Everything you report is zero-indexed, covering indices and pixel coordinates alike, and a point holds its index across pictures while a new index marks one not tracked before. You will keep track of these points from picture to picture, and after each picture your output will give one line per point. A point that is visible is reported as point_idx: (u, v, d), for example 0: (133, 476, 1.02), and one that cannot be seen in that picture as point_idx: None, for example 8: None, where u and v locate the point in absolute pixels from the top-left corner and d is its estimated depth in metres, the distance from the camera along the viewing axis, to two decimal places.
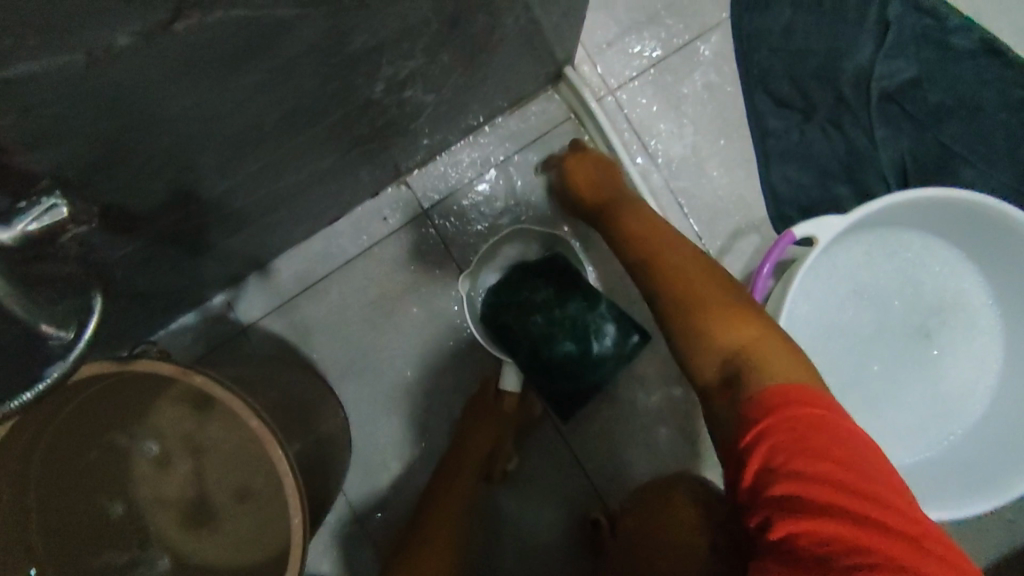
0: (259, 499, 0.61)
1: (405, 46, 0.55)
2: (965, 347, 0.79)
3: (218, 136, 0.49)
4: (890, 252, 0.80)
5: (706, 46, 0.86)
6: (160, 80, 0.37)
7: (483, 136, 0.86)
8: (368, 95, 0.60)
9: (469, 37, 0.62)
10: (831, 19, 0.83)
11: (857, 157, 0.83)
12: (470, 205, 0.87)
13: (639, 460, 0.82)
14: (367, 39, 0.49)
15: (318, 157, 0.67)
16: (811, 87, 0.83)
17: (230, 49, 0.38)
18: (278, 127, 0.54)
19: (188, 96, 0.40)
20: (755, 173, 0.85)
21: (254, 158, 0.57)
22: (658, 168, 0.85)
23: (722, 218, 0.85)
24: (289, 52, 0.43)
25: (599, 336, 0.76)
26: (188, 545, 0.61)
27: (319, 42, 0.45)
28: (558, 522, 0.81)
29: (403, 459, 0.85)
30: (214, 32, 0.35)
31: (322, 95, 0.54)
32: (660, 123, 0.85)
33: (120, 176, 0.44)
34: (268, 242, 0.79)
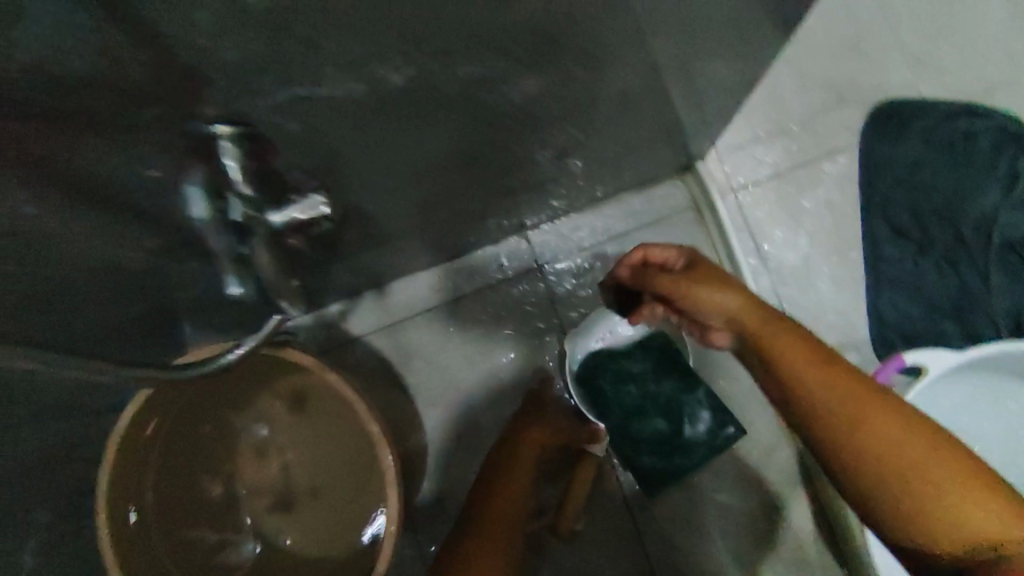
0: (344, 499, 0.71)
1: (575, 120, 0.61)
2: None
3: (406, 166, 0.56)
4: (996, 399, 0.79)
5: (832, 165, 0.90)
6: (397, 112, 0.44)
7: (606, 208, 0.92)
8: (528, 155, 0.67)
9: (626, 120, 0.68)
10: (961, 164, 0.86)
11: (969, 298, 0.84)
12: (581, 269, 0.92)
13: (701, 549, 0.82)
14: (551, 110, 0.56)
15: (466, 199, 0.74)
16: (931, 222, 0.86)
17: (455, 99, 0.45)
18: (451, 167, 0.62)
19: (407, 129, 0.48)
20: (862, 293, 0.87)
21: (420, 189, 0.65)
22: (768, 271, 0.88)
23: (824, 331, 0.86)
24: (492, 109, 0.50)
25: (693, 421, 0.78)
26: (273, 529, 0.73)
27: (516, 106, 0.52)
28: None
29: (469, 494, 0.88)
30: (453, 84, 0.42)
31: (495, 148, 0.61)
32: (775, 229, 0.89)
33: (328, 184, 0.52)
34: (394, 265, 0.86)
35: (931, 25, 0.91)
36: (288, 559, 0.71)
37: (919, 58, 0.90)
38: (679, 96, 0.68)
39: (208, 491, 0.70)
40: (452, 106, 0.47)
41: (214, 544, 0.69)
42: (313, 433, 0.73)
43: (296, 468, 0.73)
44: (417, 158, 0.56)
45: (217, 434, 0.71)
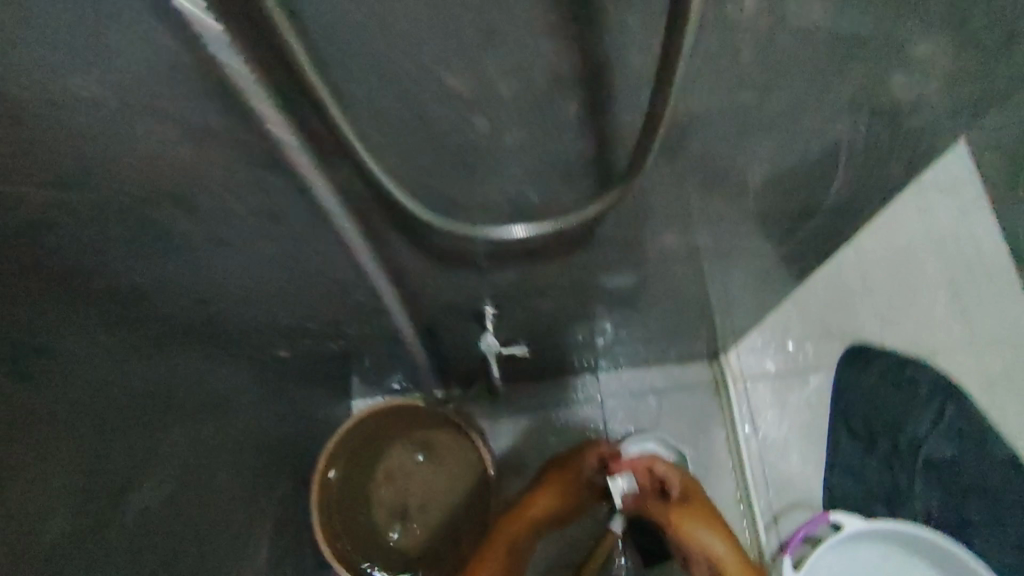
0: (438, 510, 1.16)
1: (648, 309, 1.04)
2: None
3: (545, 321, 0.99)
4: (905, 567, 1.10)
5: (813, 377, 1.27)
6: (561, 293, 0.88)
7: (652, 369, 1.31)
8: (614, 327, 1.10)
9: (678, 317, 1.10)
10: (904, 397, 1.23)
11: (898, 494, 1.18)
12: (627, 407, 1.29)
13: None
14: (635, 302, 1.00)
15: (567, 346, 1.15)
16: (878, 433, 1.22)
17: (587, 293, 0.90)
18: (568, 326, 1.04)
19: (555, 302, 0.91)
20: (821, 472, 1.22)
21: (544, 336, 1.07)
22: (757, 440, 1.24)
23: (789, 492, 1.21)
24: (602, 297, 0.93)
25: None
26: (382, 511, 1.15)
27: (618, 297, 0.95)
28: None
29: None
30: (588, 287, 0.87)
31: (597, 319, 1.03)
32: (767, 411, 1.26)
33: (506, 324, 0.95)
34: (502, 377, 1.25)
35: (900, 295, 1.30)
36: (386, 534, 1.14)
37: (888, 318, 1.29)
38: (714, 310, 1.09)
39: (357, 473, 1.14)
40: (581, 299, 0.92)
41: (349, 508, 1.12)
42: (428, 462, 1.17)
43: (426, 488, 1.16)
44: (551, 318, 0.99)
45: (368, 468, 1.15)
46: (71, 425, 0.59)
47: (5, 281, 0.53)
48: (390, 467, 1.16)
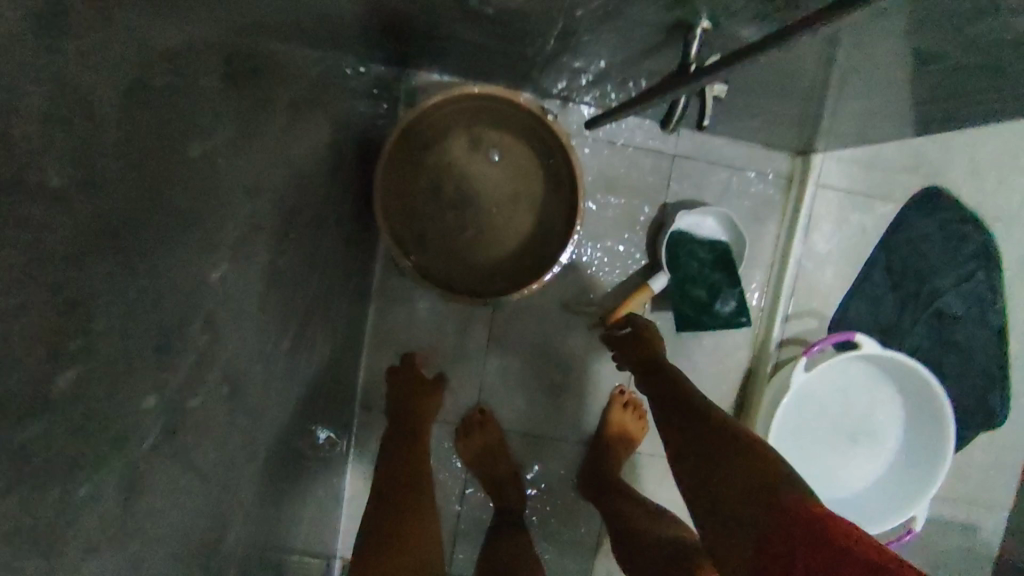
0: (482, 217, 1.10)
1: (801, 92, 0.92)
2: (891, 474, 1.26)
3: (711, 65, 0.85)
4: (877, 389, 1.25)
5: (881, 205, 1.29)
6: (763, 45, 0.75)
7: (736, 145, 1.24)
8: (750, 96, 0.98)
9: (821, 108, 0.99)
10: (944, 253, 1.29)
11: (896, 328, 1.31)
12: (696, 179, 1.24)
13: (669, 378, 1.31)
14: (804, 81, 0.87)
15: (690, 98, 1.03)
16: (907, 274, 1.30)
17: (791, 55, 0.77)
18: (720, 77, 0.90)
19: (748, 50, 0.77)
20: (843, 292, 1.30)
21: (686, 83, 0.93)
22: (802, 247, 1.28)
23: (809, 299, 1.30)
24: (793, 63, 0.80)
25: (722, 302, 1.18)
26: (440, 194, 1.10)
27: (804, 69, 0.82)
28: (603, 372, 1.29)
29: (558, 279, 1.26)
30: (803, 51, 0.74)
31: (753, 82, 0.91)
32: (825, 225, 1.28)
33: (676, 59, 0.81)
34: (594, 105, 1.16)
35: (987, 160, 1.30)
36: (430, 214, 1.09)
37: (975, 174, 1.30)
38: (860, 114, 0.99)
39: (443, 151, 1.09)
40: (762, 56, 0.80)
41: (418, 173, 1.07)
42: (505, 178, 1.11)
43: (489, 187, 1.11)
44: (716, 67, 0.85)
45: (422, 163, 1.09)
46: (225, 37, 0.46)
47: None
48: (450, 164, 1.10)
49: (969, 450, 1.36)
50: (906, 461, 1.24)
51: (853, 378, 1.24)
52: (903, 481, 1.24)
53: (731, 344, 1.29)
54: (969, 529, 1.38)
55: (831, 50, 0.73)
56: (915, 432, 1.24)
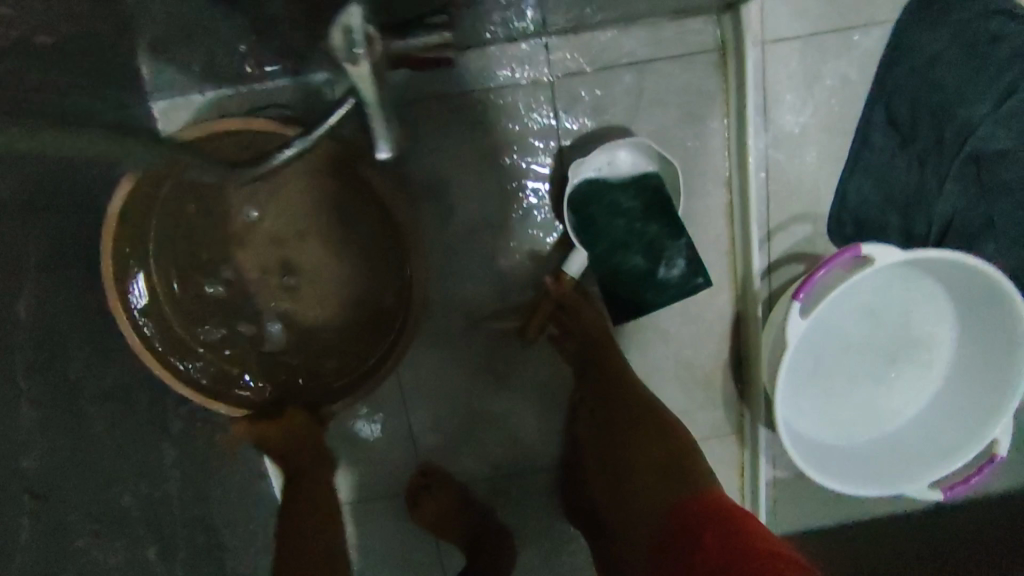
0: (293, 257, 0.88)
1: None
2: (959, 395, 0.92)
3: None
4: (906, 289, 0.93)
5: (863, 37, 0.91)
6: None
7: (633, 29, 0.86)
8: None
9: None
10: (967, 70, 0.90)
11: (921, 196, 0.95)
12: (591, 96, 0.88)
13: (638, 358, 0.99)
14: None
15: None
16: (921, 119, 0.92)
17: None
18: None
19: None
20: (837, 174, 0.95)
21: None
22: (765, 134, 0.91)
23: (793, 200, 0.94)
24: None
25: (669, 265, 0.87)
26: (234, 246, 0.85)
27: None
28: (551, 381, 0.99)
29: (456, 288, 0.94)
30: None
31: None
32: (788, 94, 0.90)
33: None
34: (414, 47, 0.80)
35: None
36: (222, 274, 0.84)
37: None
38: None
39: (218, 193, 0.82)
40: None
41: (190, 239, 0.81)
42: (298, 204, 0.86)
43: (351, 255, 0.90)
44: None
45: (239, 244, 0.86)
46: None
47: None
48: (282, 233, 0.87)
49: None
50: (970, 370, 0.92)
51: (881, 285, 0.92)
52: (968, 396, 0.91)
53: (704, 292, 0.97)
54: None
55: None
56: (974, 331, 0.91)
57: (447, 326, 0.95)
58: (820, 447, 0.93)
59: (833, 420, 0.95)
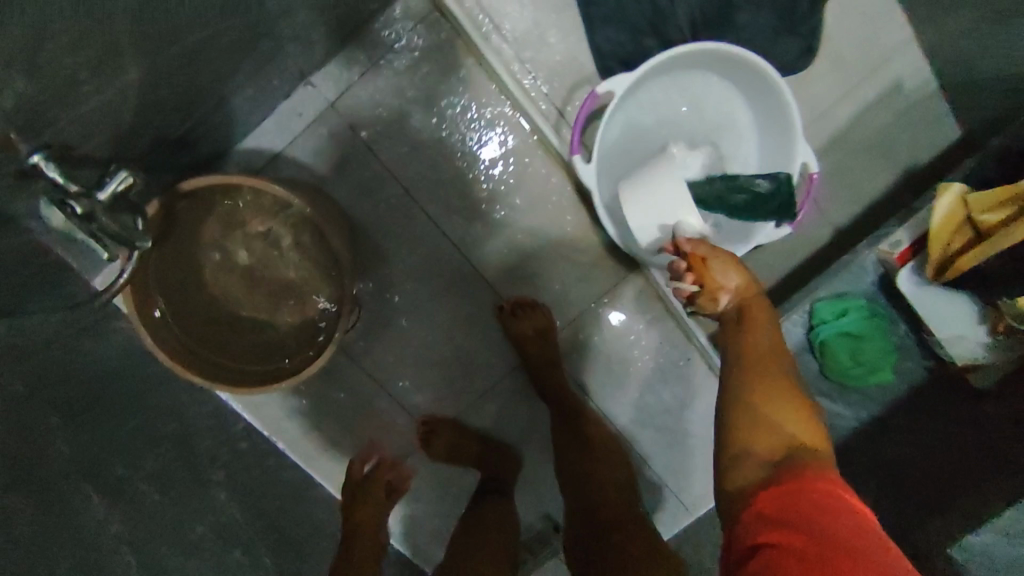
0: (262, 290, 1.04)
1: None
2: (769, 145, 1.09)
3: (157, 77, 0.69)
4: (683, 89, 1.10)
5: None
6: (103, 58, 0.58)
7: (369, 33, 1.10)
8: (262, 14, 0.79)
9: None
10: None
11: (660, 13, 1.10)
12: (370, 95, 1.12)
13: (526, 257, 1.20)
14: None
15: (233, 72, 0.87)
16: None
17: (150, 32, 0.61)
18: (192, 63, 0.74)
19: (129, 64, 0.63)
20: (583, 37, 1.12)
21: (186, 89, 0.77)
22: (508, 44, 1.11)
23: (562, 76, 1.13)
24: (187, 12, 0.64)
25: (757, 185, 1.01)
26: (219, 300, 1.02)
27: None
28: (474, 310, 1.22)
29: (369, 281, 1.20)
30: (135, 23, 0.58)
31: (225, 29, 0.74)
32: (506, 6, 1.10)
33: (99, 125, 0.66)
34: (223, 141, 1.05)
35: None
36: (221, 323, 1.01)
37: None
38: None
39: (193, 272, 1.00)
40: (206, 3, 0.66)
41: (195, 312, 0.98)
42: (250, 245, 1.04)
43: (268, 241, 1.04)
44: (166, 73, 0.70)
45: (214, 309, 1.01)
46: None
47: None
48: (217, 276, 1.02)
49: (829, 32, 1.18)
50: (764, 117, 1.08)
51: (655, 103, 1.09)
52: (774, 136, 1.07)
53: (542, 185, 1.18)
54: (899, 92, 1.20)
55: None
56: (749, 89, 1.07)
57: (377, 313, 1.21)
58: None
59: None
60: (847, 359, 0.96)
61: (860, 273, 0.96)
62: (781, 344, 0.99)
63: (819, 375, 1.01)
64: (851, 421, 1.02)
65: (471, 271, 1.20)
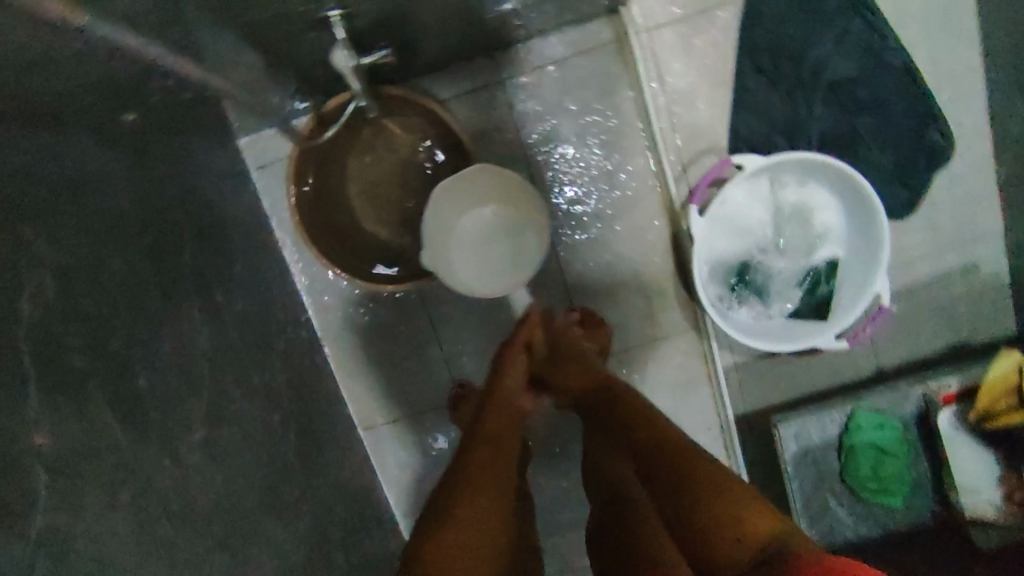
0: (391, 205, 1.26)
1: None
2: (858, 263, 1.19)
3: None
4: (803, 186, 1.21)
5: (723, 14, 1.21)
6: None
7: (552, 37, 1.22)
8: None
9: None
10: (807, 22, 1.20)
11: (798, 120, 1.24)
12: (532, 89, 1.24)
13: (604, 280, 1.31)
14: None
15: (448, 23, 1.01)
16: (782, 64, 1.22)
17: None
18: None
19: None
20: (727, 114, 1.25)
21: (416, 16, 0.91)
22: (664, 94, 1.24)
23: (698, 140, 1.26)
24: None
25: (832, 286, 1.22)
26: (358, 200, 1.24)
27: None
28: (541, 307, 1.33)
29: None
30: None
31: None
32: (675, 62, 1.23)
33: None
34: (399, 75, 1.18)
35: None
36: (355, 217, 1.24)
37: None
38: None
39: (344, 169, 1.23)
40: None
41: (340, 203, 1.23)
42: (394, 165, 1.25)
43: (399, 172, 1.24)
44: None
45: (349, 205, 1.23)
46: None
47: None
48: (353, 186, 1.24)
49: (933, 195, 1.28)
50: (860, 238, 1.19)
51: (751, 205, 1.22)
52: (866, 257, 1.18)
53: (643, 224, 1.28)
54: (972, 270, 1.29)
55: None
56: (858, 209, 1.18)
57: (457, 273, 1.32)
58: (758, 323, 1.23)
59: (771, 302, 1.24)
60: (870, 472, 1.04)
61: (903, 400, 1.07)
62: (817, 432, 1.07)
63: (836, 475, 1.07)
64: (850, 532, 1.06)
65: (550, 269, 1.31)
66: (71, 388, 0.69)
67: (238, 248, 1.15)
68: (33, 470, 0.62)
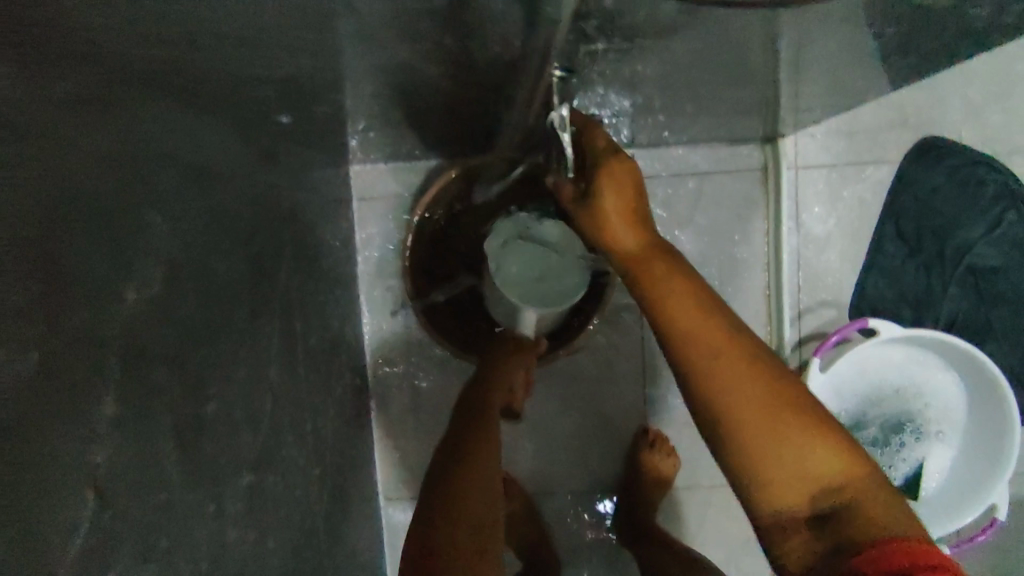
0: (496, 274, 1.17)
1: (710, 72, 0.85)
2: (968, 463, 1.09)
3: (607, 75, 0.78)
4: (924, 365, 1.11)
5: (875, 171, 1.17)
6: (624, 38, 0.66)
7: (697, 149, 1.19)
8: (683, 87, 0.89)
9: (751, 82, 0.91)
10: (959, 202, 1.16)
11: (930, 297, 1.17)
12: (663, 195, 1.19)
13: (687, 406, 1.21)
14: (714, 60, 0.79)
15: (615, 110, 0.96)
16: (925, 236, 1.16)
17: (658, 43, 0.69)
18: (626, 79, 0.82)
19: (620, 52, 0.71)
20: (857, 271, 1.18)
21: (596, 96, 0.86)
22: (797, 234, 1.18)
23: (821, 289, 1.19)
24: (683, 46, 0.73)
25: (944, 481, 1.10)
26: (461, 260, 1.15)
27: (703, 50, 0.75)
28: (612, 417, 1.22)
29: None
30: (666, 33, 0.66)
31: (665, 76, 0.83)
32: (816, 206, 1.18)
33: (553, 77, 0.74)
34: None
35: (995, 85, 1.16)
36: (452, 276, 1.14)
37: (973, 109, 1.17)
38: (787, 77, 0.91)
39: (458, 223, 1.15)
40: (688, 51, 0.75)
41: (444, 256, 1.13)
42: None
43: None
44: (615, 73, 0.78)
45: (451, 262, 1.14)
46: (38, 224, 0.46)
47: (134, 52, 0.51)
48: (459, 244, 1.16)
49: None
50: (977, 436, 1.09)
51: (871, 373, 1.11)
52: (980, 458, 1.08)
53: None
54: None
55: (708, 22, 0.65)
56: (984, 405, 1.08)
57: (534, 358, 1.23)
58: None
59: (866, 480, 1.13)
60: None
61: None
62: None
63: None
64: None
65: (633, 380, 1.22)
66: (144, 398, 0.59)
67: (325, 275, 1.08)
68: (78, 499, 0.51)
